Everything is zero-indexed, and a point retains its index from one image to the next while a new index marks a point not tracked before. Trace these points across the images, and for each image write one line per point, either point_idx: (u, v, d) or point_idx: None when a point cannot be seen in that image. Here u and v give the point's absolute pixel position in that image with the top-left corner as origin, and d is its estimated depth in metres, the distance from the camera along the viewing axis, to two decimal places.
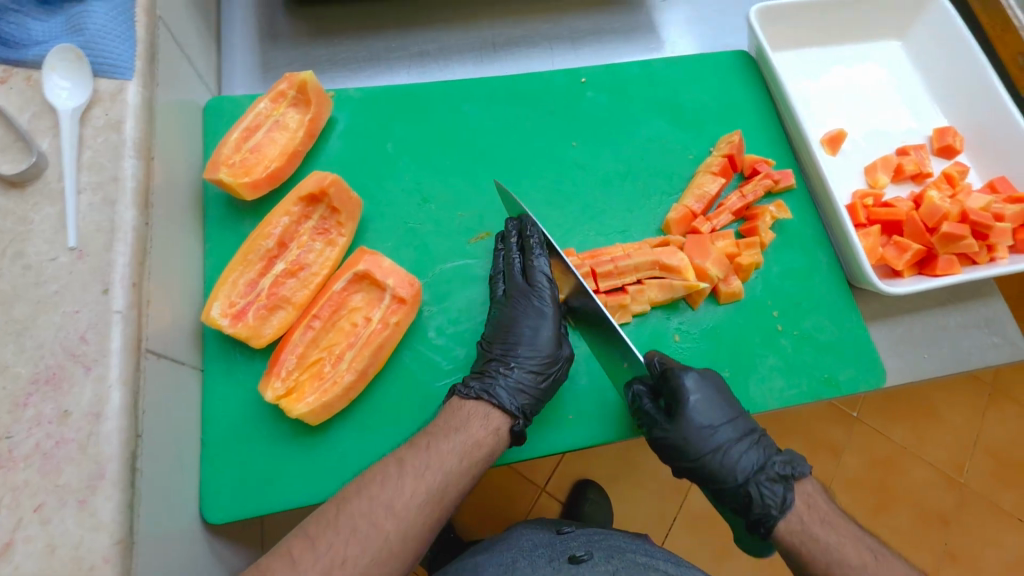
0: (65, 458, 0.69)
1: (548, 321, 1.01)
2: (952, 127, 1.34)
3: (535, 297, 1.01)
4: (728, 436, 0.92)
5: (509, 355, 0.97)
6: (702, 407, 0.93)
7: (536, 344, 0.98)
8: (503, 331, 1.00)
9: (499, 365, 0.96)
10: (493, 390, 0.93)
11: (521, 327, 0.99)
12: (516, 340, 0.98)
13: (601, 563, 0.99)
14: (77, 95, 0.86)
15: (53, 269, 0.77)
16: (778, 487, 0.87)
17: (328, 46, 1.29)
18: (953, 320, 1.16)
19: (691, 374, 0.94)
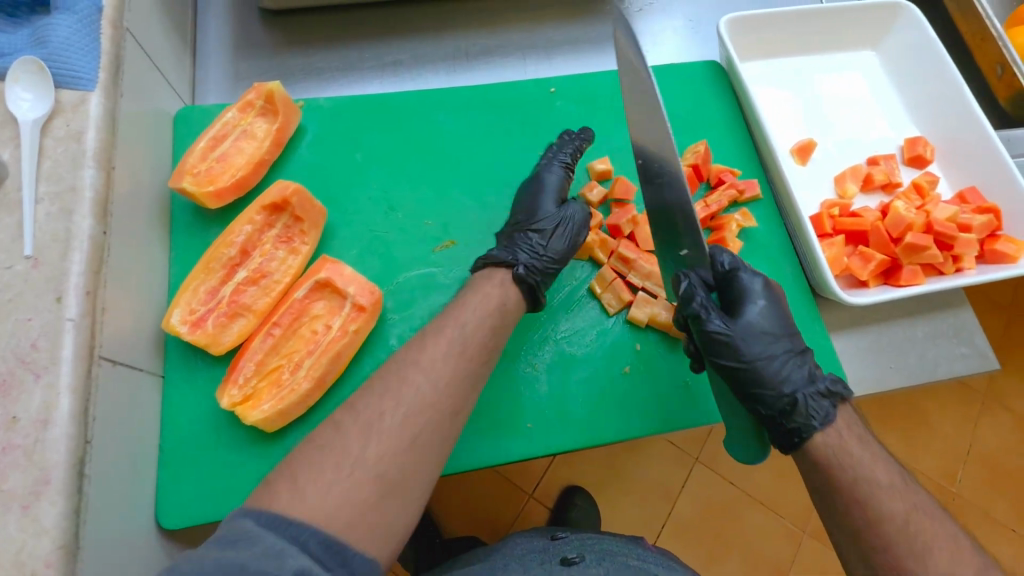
0: (12, 464, 0.70)
1: (568, 200, 1.12)
2: (924, 137, 1.34)
3: (550, 179, 1.11)
4: (782, 346, 0.93)
5: (529, 230, 1.06)
6: (766, 313, 0.95)
7: (551, 212, 1.08)
8: (532, 208, 1.10)
9: (533, 235, 1.04)
10: (520, 259, 1.02)
11: (545, 204, 1.09)
12: (528, 214, 1.09)
13: (592, 566, 0.96)
14: (39, 106, 0.87)
15: (8, 277, 0.78)
16: (819, 397, 0.89)
17: (303, 56, 1.31)
18: (921, 330, 1.15)
19: (759, 279, 0.97)
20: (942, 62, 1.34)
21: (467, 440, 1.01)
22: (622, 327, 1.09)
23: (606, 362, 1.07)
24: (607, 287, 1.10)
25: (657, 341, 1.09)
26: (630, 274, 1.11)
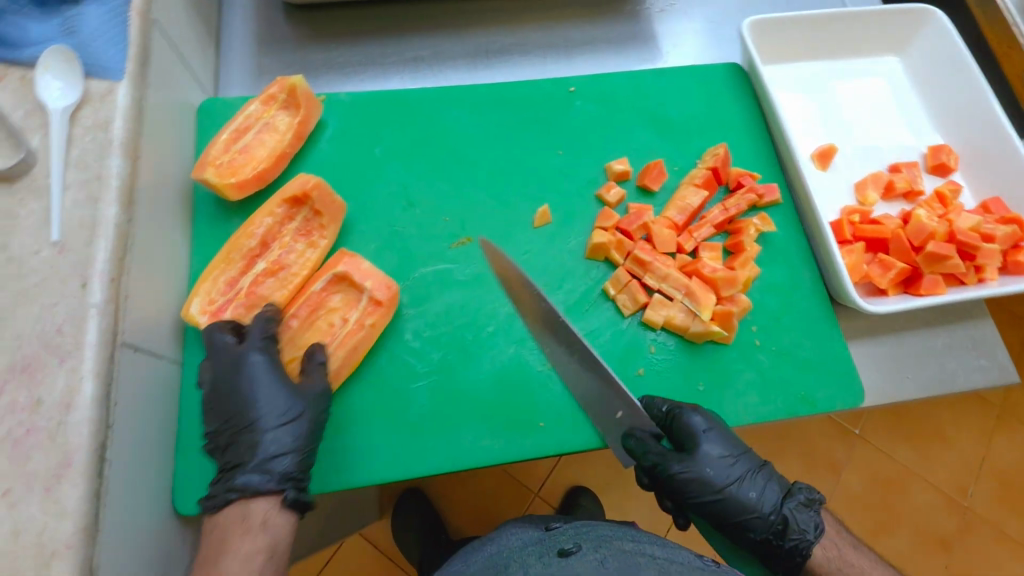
0: (35, 445, 0.72)
1: (275, 385, 0.94)
2: (947, 145, 1.32)
3: (255, 367, 0.94)
4: (746, 465, 0.99)
5: (247, 434, 0.92)
6: (716, 441, 0.98)
7: (258, 415, 0.93)
8: (224, 407, 0.94)
9: (246, 451, 0.92)
10: (244, 481, 0.90)
11: (244, 409, 0.93)
12: (245, 421, 0.93)
13: (589, 554, 0.94)
14: (69, 94, 0.89)
15: (35, 262, 0.80)
16: (801, 505, 0.96)
17: (324, 51, 1.32)
18: (941, 341, 1.14)
19: (698, 412, 1.00)
20: (969, 70, 1.32)
21: (479, 437, 1.02)
22: (637, 328, 1.09)
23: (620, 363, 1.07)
24: (621, 289, 1.10)
25: (672, 343, 1.08)
26: (646, 276, 1.10)
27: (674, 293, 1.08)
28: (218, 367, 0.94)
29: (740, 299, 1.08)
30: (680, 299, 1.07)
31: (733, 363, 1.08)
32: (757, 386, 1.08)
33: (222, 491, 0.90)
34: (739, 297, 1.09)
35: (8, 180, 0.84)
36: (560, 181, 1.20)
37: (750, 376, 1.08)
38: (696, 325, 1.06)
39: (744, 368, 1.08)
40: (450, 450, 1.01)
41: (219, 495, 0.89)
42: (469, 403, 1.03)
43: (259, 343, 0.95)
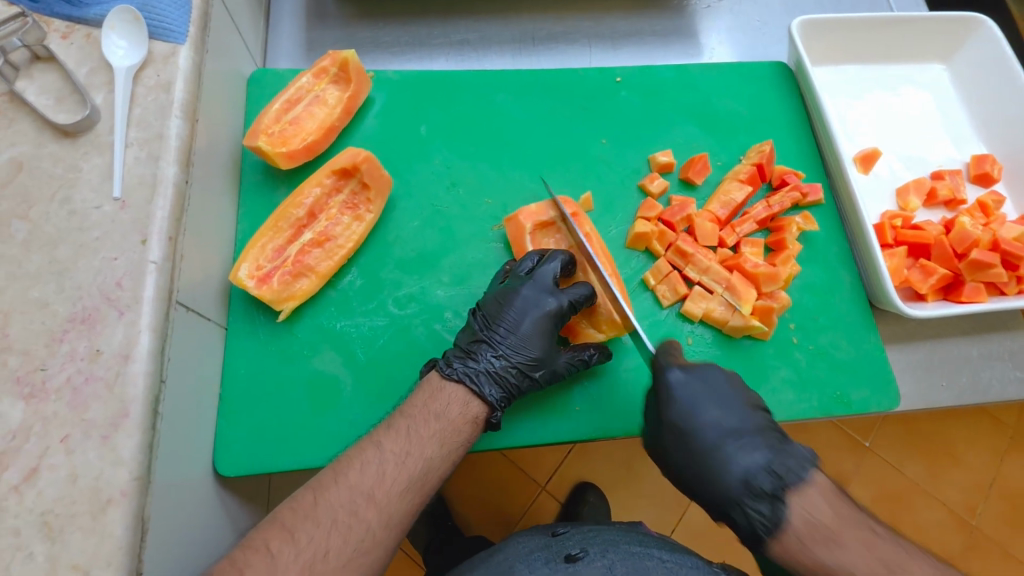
0: (92, 395, 0.73)
1: (548, 332, 0.99)
2: (991, 155, 1.31)
3: (533, 298, 0.98)
4: (712, 437, 0.89)
5: (495, 340, 0.98)
6: (683, 408, 0.91)
7: (523, 337, 0.98)
8: (500, 312, 0.99)
9: (488, 352, 0.96)
10: (476, 376, 0.94)
11: (523, 327, 0.98)
12: (508, 330, 0.98)
13: (597, 559, 0.95)
14: (133, 53, 0.90)
15: (96, 217, 0.81)
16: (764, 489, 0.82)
17: (372, 29, 1.32)
18: (976, 350, 1.13)
19: (676, 370, 0.92)
20: (1016, 81, 1.31)
21: (517, 416, 1.03)
22: (675, 320, 1.09)
23: None
24: (661, 279, 1.10)
25: (709, 335, 1.08)
26: (686, 268, 1.10)
27: (714, 286, 1.09)
28: (530, 283, 0.99)
29: (779, 295, 1.09)
30: (720, 292, 1.08)
31: (769, 360, 1.08)
32: (793, 384, 1.08)
33: (462, 370, 0.94)
34: (779, 293, 1.09)
35: (71, 135, 0.85)
36: (602, 170, 1.20)
37: (786, 373, 1.08)
38: (735, 319, 1.06)
39: (780, 365, 1.08)
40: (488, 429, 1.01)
41: (455, 373, 0.93)
42: None
43: (566, 303, 0.98)
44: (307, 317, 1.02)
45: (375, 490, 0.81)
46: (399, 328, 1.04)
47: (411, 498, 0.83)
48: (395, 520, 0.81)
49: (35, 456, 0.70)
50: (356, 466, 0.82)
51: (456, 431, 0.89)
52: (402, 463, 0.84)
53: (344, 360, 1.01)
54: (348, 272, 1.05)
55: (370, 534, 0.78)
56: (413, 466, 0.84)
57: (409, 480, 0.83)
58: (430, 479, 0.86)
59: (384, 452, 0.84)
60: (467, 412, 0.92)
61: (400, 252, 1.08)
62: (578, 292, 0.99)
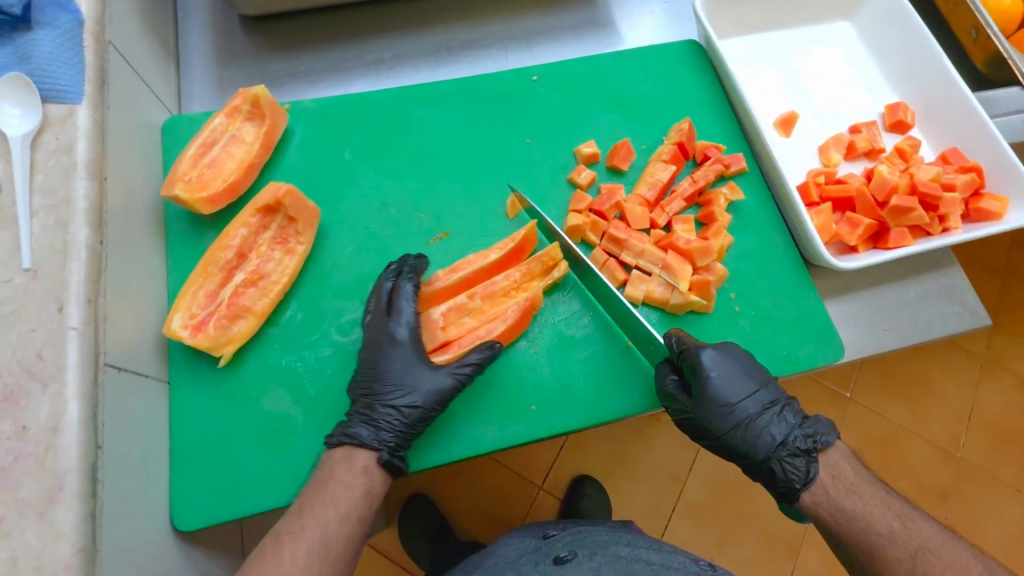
0: (24, 472, 0.71)
1: (405, 359, 0.99)
2: (903, 102, 1.36)
3: (390, 341, 1.00)
4: (750, 408, 0.96)
5: (364, 390, 0.98)
6: (723, 384, 0.95)
7: (384, 376, 0.98)
8: (358, 366, 1.00)
9: (356, 406, 0.97)
10: (352, 431, 0.94)
11: (388, 370, 0.98)
12: (368, 378, 0.99)
13: (584, 561, 1.00)
14: (28, 120, 0.88)
15: (9, 291, 0.79)
16: (701, 363, 0.95)
17: (286, 61, 1.32)
18: (913, 292, 1.17)
19: (709, 352, 0.96)
20: (917, 29, 1.35)
21: (474, 424, 1.03)
22: None
23: (604, 342, 1.08)
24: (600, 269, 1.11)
25: (654, 317, 1.10)
26: (622, 254, 1.12)
27: (651, 267, 1.10)
28: (367, 328, 1.01)
29: (716, 268, 1.11)
30: (657, 273, 1.09)
31: (715, 330, 1.11)
32: (740, 351, 1.10)
33: (333, 434, 0.94)
34: (715, 266, 1.11)
35: None
36: (529, 169, 1.21)
37: (733, 341, 1.10)
38: (675, 297, 1.08)
39: (726, 334, 1.11)
40: (450, 442, 1.02)
41: (332, 439, 0.94)
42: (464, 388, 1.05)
43: (406, 327, 1.00)
44: (251, 358, 1.01)
45: (278, 574, 0.80)
46: (345, 355, 1.03)
47: (320, 570, 0.83)
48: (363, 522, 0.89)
49: None
50: (255, 560, 0.82)
51: (347, 488, 0.89)
52: (297, 540, 0.83)
53: (294, 396, 1.00)
54: (288, 306, 1.05)
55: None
56: (311, 537, 0.84)
57: (310, 552, 0.83)
58: (337, 543, 0.85)
59: (334, 496, 0.88)
60: (355, 465, 0.92)
61: (339, 279, 1.08)
62: (404, 304, 1.01)
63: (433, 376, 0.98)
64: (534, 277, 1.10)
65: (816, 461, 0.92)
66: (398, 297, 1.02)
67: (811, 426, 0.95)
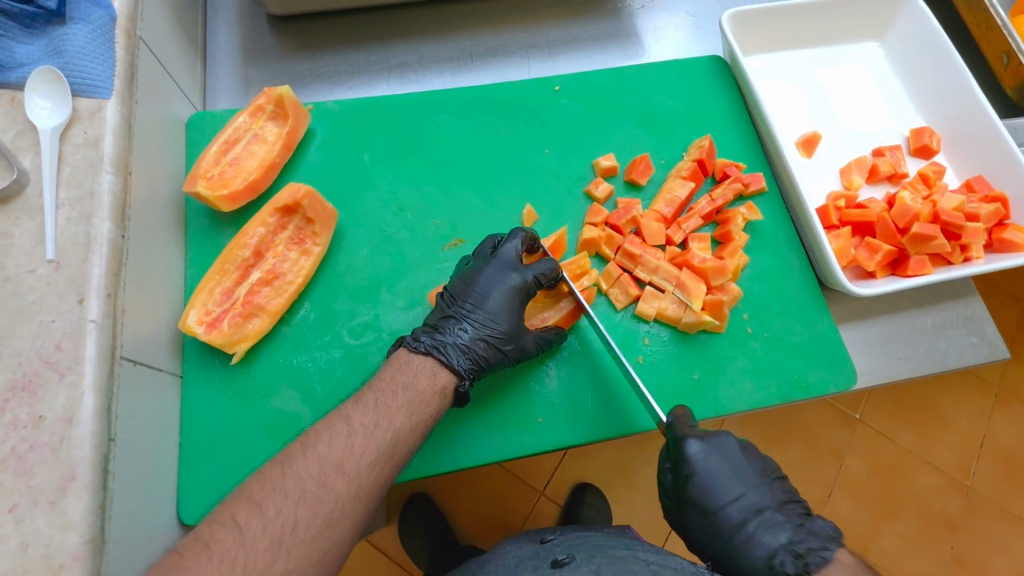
0: (38, 461, 0.72)
1: (513, 307, 1.02)
2: (929, 127, 1.34)
3: (510, 282, 1.02)
4: (734, 515, 0.89)
5: (463, 315, 1.01)
6: (706, 481, 0.92)
7: (490, 310, 1.01)
8: (467, 288, 1.03)
9: (455, 326, 1.00)
10: (443, 348, 0.97)
11: (490, 302, 1.01)
12: (474, 305, 1.01)
13: (583, 563, 0.96)
14: (57, 113, 0.90)
15: (32, 281, 0.81)
16: (682, 452, 0.93)
17: (310, 60, 1.33)
18: (931, 320, 1.15)
19: (693, 441, 0.93)
20: (947, 53, 1.33)
21: (478, 435, 1.03)
22: (630, 320, 1.10)
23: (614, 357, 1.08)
24: (613, 282, 1.11)
25: (664, 334, 1.09)
26: (636, 269, 1.11)
27: (664, 284, 1.10)
28: (494, 262, 1.03)
29: (729, 288, 1.10)
30: (670, 291, 1.09)
31: (726, 351, 1.10)
32: (751, 373, 1.09)
33: (428, 343, 0.97)
34: (730, 285, 1.10)
35: (1, 202, 0.85)
36: (547, 179, 1.21)
37: (743, 363, 1.09)
38: (688, 316, 1.07)
39: (737, 355, 1.10)
40: (454, 450, 1.02)
41: (423, 346, 0.96)
42: (476, 398, 1.05)
43: (531, 278, 1.02)
44: (262, 357, 1.02)
45: (344, 462, 0.82)
46: (355, 358, 1.04)
47: (381, 469, 0.85)
48: (365, 489, 0.83)
49: None
50: (324, 439, 0.84)
51: (424, 402, 0.91)
52: (371, 434, 0.86)
53: (303, 397, 1.01)
54: (301, 307, 1.06)
55: (338, 506, 0.80)
56: (381, 436, 0.86)
57: (378, 450, 0.85)
58: (400, 449, 0.88)
59: (352, 424, 0.86)
60: (435, 383, 0.94)
61: (352, 282, 1.09)
62: (541, 268, 1.03)
63: (524, 334, 1.02)
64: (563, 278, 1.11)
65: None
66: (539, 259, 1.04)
67: (804, 544, 0.84)
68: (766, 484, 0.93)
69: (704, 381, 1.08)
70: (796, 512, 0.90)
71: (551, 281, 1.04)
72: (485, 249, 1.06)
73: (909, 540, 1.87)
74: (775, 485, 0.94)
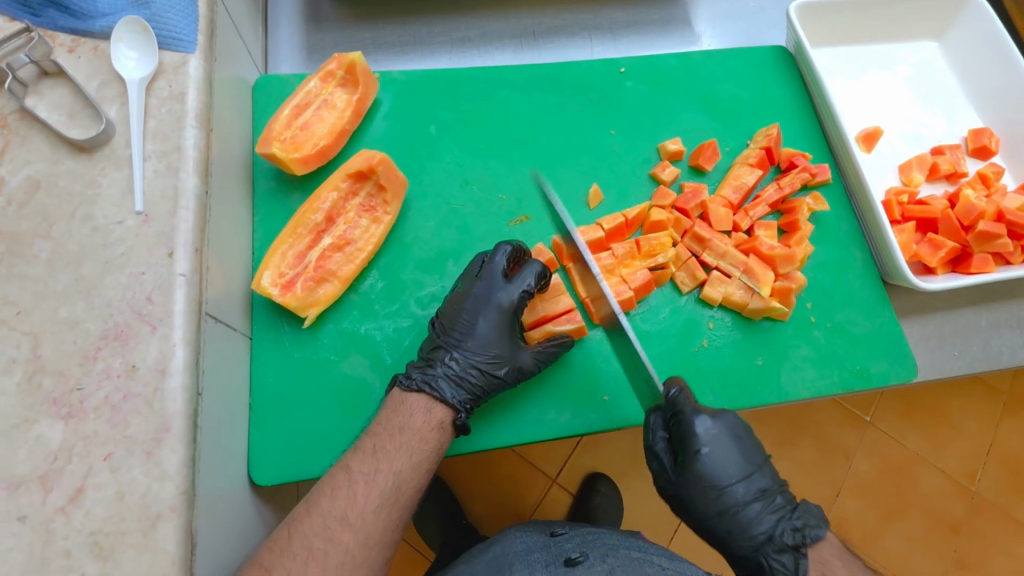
0: (132, 411, 0.72)
1: (503, 328, 1.00)
2: (988, 128, 1.33)
3: (498, 304, 1.00)
4: (740, 494, 0.91)
5: (452, 345, 0.98)
6: (717, 461, 0.92)
7: (480, 337, 0.99)
8: (455, 316, 1.00)
9: (445, 357, 0.97)
10: (435, 382, 0.95)
11: (478, 328, 0.99)
12: (463, 333, 0.99)
13: (597, 563, 0.98)
14: (143, 64, 0.88)
15: (120, 232, 0.80)
16: (695, 433, 0.93)
17: (372, 30, 1.31)
18: (986, 319, 1.15)
19: (703, 420, 0.93)
20: (1010, 55, 1.33)
21: (546, 410, 1.04)
22: (694, 305, 1.11)
23: (678, 341, 1.08)
24: (681, 265, 1.11)
25: (729, 319, 1.10)
26: (703, 253, 1.12)
27: (732, 270, 1.10)
28: (480, 283, 1.00)
29: (795, 278, 1.11)
30: (737, 277, 1.09)
31: (789, 340, 1.10)
32: (813, 361, 1.10)
33: (419, 379, 0.95)
34: (796, 274, 1.11)
35: (87, 151, 0.84)
36: (611, 161, 1.20)
37: (806, 352, 1.10)
38: (755, 302, 1.08)
39: (800, 344, 1.10)
40: (521, 425, 1.03)
41: (414, 384, 0.94)
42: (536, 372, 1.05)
43: (518, 295, 1.00)
44: (332, 322, 1.02)
45: (349, 513, 0.83)
46: (424, 328, 1.04)
47: (387, 514, 0.86)
48: (374, 537, 0.84)
49: (79, 476, 0.69)
50: (326, 493, 0.84)
51: (423, 439, 0.91)
52: (371, 481, 0.86)
53: (372, 363, 1.01)
54: (369, 275, 1.05)
55: (348, 556, 0.81)
56: (382, 481, 0.86)
57: (381, 496, 0.86)
58: (404, 491, 0.88)
59: (352, 474, 0.86)
60: (432, 419, 0.93)
61: (419, 252, 1.08)
62: (527, 278, 1.00)
63: (521, 351, 1.00)
64: (635, 257, 1.12)
65: (806, 557, 0.86)
66: (524, 268, 1.01)
67: (803, 519, 0.89)
68: (765, 465, 0.95)
69: (767, 367, 1.09)
70: (793, 492, 0.94)
71: (539, 286, 1.02)
72: (473, 270, 1.03)
73: (915, 541, 1.86)
74: (773, 466, 0.97)
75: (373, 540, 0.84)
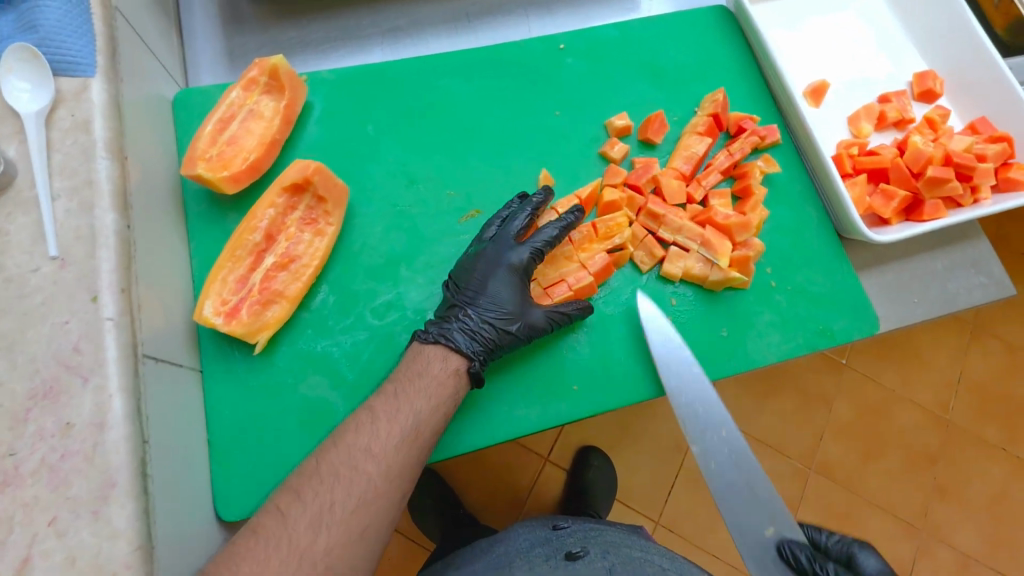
0: (73, 470, 0.68)
1: (517, 285, 1.02)
2: (931, 70, 1.32)
3: (511, 261, 1.02)
4: None
5: (467, 302, 1.00)
6: None
7: (494, 293, 1.00)
8: (469, 275, 1.01)
9: (461, 313, 0.99)
10: (449, 334, 0.96)
11: (492, 286, 1.00)
12: (478, 289, 1.01)
13: (597, 559, 0.97)
14: (40, 96, 0.82)
15: (36, 280, 0.75)
16: None
17: (296, 28, 1.23)
18: (941, 263, 1.16)
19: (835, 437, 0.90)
20: None
21: (516, 406, 1.02)
22: (656, 283, 1.09)
23: None
24: (638, 244, 1.10)
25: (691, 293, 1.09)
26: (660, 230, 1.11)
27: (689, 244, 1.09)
28: (492, 244, 1.03)
29: (753, 244, 1.10)
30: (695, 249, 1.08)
31: (752, 307, 1.10)
32: (778, 325, 1.10)
33: (436, 331, 0.97)
34: (754, 241, 1.10)
35: None
36: (560, 142, 1.17)
37: (770, 317, 1.10)
38: (715, 273, 1.07)
39: (763, 309, 1.10)
40: (492, 423, 1.01)
41: (430, 335, 0.96)
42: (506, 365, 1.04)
43: (528, 253, 1.03)
44: (284, 346, 0.98)
45: (373, 446, 0.83)
46: (382, 338, 1.01)
47: (408, 451, 0.85)
48: (395, 471, 0.83)
49: (24, 545, 0.66)
50: (351, 430, 0.85)
51: (442, 385, 0.91)
52: (393, 419, 0.86)
53: (332, 382, 0.98)
54: (319, 290, 1.01)
55: (370, 487, 0.80)
56: (404, 419, 0.86)
57: (401, 433, 0.85)
58: (424, 432, 0.87)
59: (376, 413, 0.86)
60: (449, 366, 0.94)
61: (368, 260, 1.05)
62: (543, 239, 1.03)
63: (533, 309, 1.00)
64: (593, 240, 1.10)
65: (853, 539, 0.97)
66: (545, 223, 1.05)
67: None
68: None
69: (733, 337, 1.08)
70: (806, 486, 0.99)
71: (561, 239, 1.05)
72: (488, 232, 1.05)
73: (894, 477, 1.92)
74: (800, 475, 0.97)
75: (394, 471, 0.83)
